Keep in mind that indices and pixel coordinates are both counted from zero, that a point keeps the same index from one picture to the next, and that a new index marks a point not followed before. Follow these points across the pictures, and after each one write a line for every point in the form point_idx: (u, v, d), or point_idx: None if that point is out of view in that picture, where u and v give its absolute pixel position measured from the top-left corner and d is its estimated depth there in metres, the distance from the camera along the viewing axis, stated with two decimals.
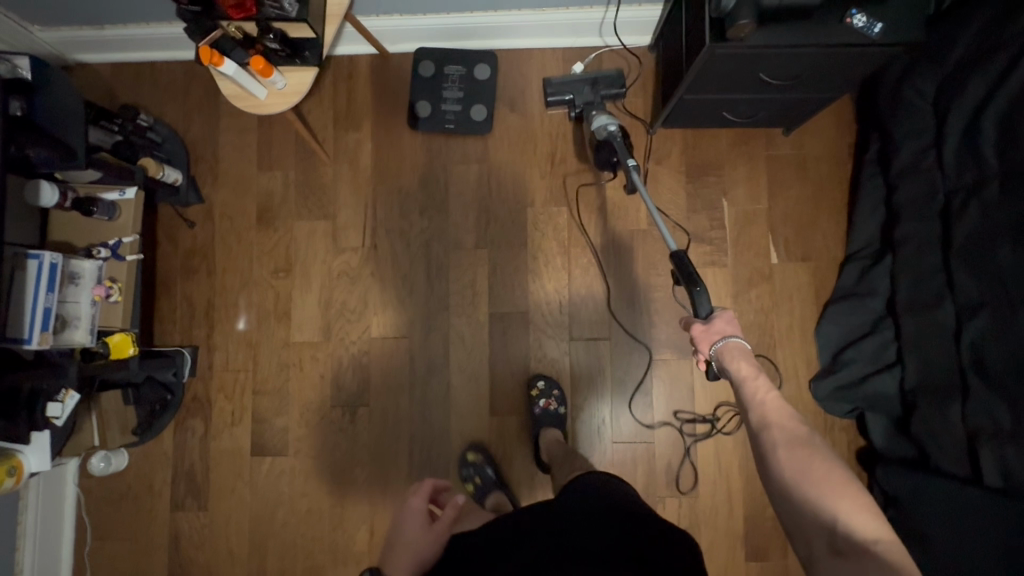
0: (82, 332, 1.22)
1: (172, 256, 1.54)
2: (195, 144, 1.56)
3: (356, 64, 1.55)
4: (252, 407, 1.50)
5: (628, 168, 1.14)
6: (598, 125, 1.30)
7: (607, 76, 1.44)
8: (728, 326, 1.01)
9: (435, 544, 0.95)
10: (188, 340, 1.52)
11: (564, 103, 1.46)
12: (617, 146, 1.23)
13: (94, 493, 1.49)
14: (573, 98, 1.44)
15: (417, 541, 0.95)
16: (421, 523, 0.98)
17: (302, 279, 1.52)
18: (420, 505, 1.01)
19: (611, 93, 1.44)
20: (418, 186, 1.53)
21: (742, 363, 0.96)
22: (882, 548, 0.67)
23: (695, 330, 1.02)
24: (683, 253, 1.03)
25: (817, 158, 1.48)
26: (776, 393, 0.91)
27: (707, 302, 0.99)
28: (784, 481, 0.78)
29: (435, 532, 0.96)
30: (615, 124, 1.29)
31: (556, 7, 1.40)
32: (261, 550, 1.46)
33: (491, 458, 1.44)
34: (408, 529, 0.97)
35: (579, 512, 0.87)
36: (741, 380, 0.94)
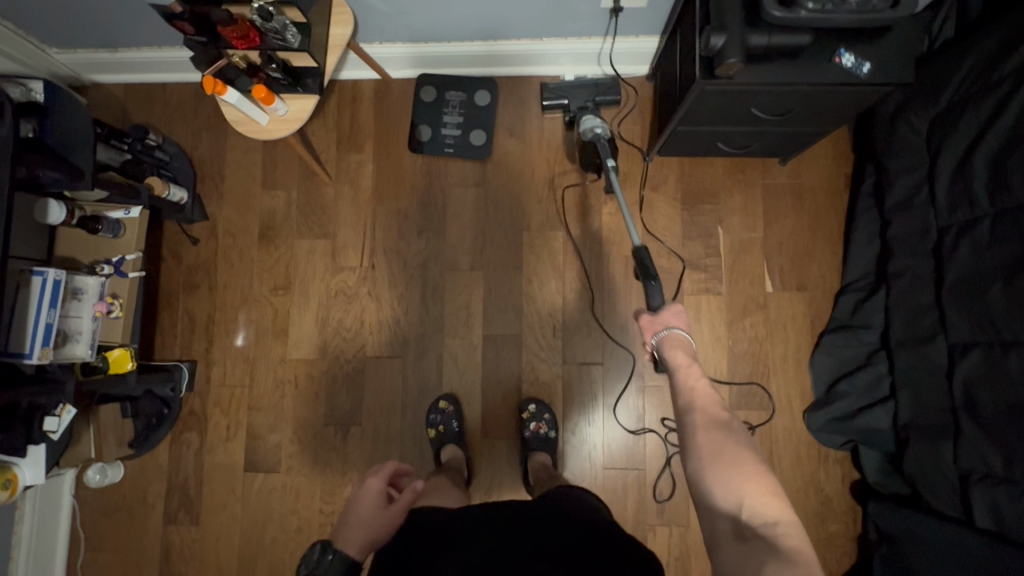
0: (82, 346, 1.25)
1: (174, 271, 1.57)
2: (202, 163, 1.60)
3: (360, 88, 1.59)
4: (247, 422, 1.51)
5: (607, 168, 1.21)
6: (586, 125, 1.29)
7: (606, 82, 1.48)
8: (674, 319, 1.01)
9: (389, 525, 0.94)
10: (187, 354, 1.54)
11: (559, 106, 1.49)
12: (602, 147, 1.26)
13: (89, 504, 1.51)
14: (569, 103, 1.48)
15: (374, 521, 0.93)
16: (378, 503, 0.96)
17: (301, 297, 1.54)
18: (378, 484, 0.99)
19: (606, 99, 1.48)
20: (417, 207, 1.55)
21: (680, 353, 0.94)
22: (780, 531, 0.62)
23: (644, 321, 1.04)
24: (644, 249, 1.10)
25: (814, 188, 1.48)
26: (707, 380, 0.88)
27: (659, 293, 1.06)
28: (697, 461, 0.74)
29: (392, 514, 0.95)
30: (602, 127, 1.28)
31: (554, 37, 1.43)
32: (250, 567, 1.46)
33: (461, 415, 1.46)
34: (364, 508, 0.96)
35: (547, 518, 0.91)
36: (676, 367, 0.92)
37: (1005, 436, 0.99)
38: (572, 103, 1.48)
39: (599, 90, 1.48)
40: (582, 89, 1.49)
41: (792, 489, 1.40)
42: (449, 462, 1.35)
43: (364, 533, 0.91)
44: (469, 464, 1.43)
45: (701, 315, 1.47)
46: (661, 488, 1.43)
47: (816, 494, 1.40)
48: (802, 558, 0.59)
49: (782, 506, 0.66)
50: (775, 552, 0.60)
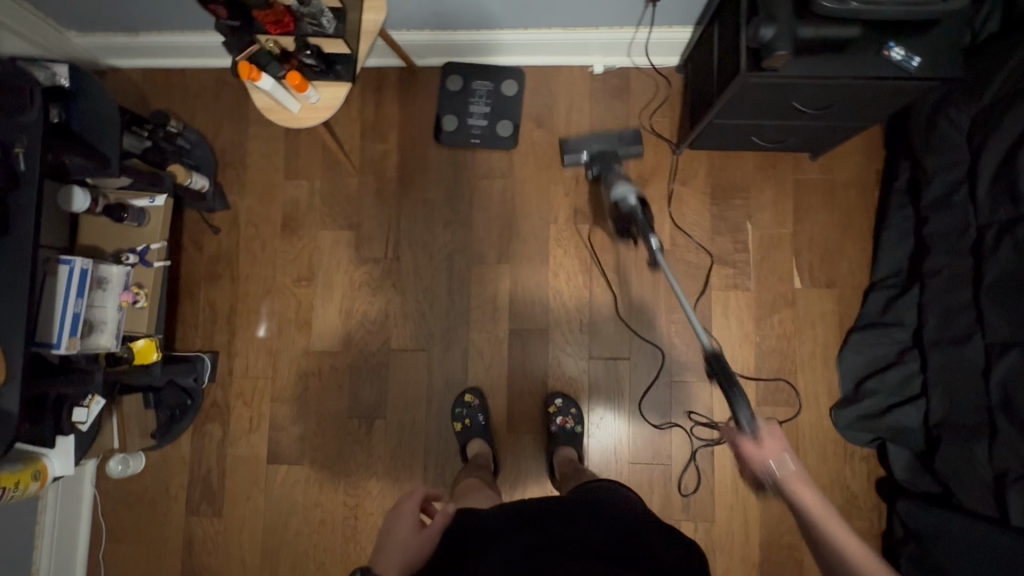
0: (108, 336, 1.23)
1: (196, 260, 1.55)
2: (223, 151, 1.57)
3: (384, 76, 1.56)
4: (269, 414, 1.50)
5: (654, 250, 1.16)
6: (618, 195, 1.27)
7: (625, 135, 1.50)
8: (778, 442, 0.90)
9: (426, 548, 0.84)
10: (209, 344, 1.53)
11: (581, 159, 1.48)
12: (639, 219, 1.23)
13: (111, 495, 1.50)
14: (591, 156, 1.47)
15: (407, 546, 0.83)
16: (411, 527, 0.85)
17: (324, 289, 1.53)
18: (412, 508, 0.88)
19: (628, 151, 1.48)
20: (442, 199, 1.53)
21: (806, 492, 0.84)
22: None
23: (747, 452, 0.90)
24: (720, 355, 1.00)
25: (844, 184, 1.47)
26: (847, 523, 0.81)
27: (749, 409, 0.93)
28: None
29: (426, 538, 0.84)
30: (634, 194, 1.26)
31: (586, 27, 1.41)
32: (273, 559, 1.46)
33: (487, 407, 1.46)
34: (397, 532, 0.85)
35: (591, 518, 0.88)
36: (810, 512, 0.82)
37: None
38: (594, 160, 1.46)
39: (621, 143, 1.49)
40: (603, 143, 1.49)
41: (818, 485, 1.41)
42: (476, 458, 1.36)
43: (399, 556, 0.82)
44: (496, 456, 1.43)
45: (729, 311, 1.46)
46: (686, 482, 1.43)
47: (842, 490, 1.40)
48: None
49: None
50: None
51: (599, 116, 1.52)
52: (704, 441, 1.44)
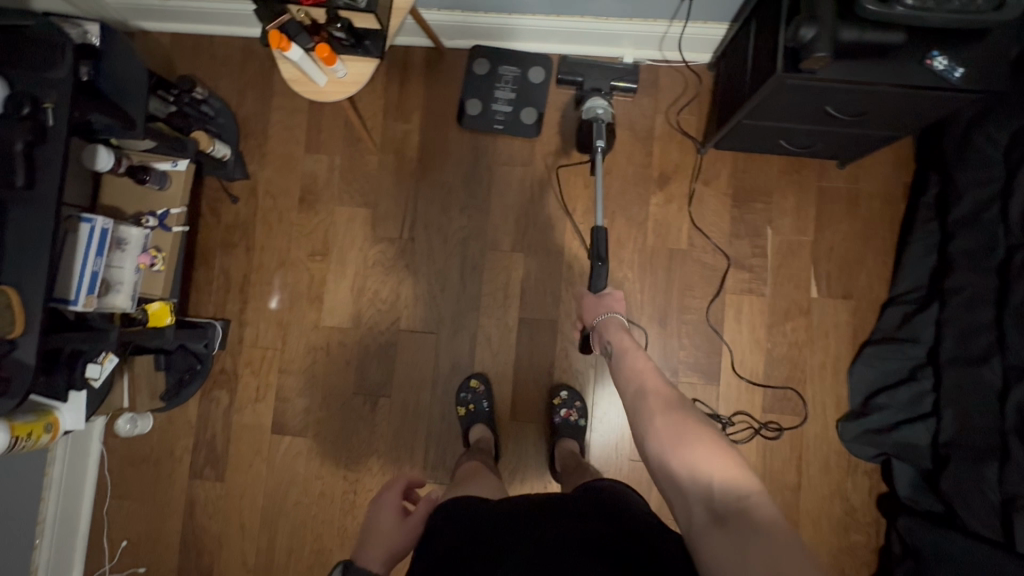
0: (123, 297, 1.25)
1: (212, 228, 1.56)
2: (246, 120, 1.57)
3: (411, 56, 1.55)
4: (276, 384, 1.52)
5: (593, 152, 1.28)
6: (588, 105, 1.34)
7: (625, 65, 1.44)
8: (615, 303, 1.12)
9: (411, 535, 0.92)
10: (221, 312, 1.54)
11: (574, 83, 1.46)
12: (596, 130, 1.31)
13: (117, 452, 1.52)
14: (583, 80, 1.44)
15: (393, 535, 0.91)
16: (396, 515, 0.94)
17: (337, 264, 1.53)
18: (394, 499, 0.96)
19: (623, 86, 1.45)
20: (460, 182, 1.53)
21: (624, 339, 1.02)
22: (752, 502, 0.67)
23: (589, 301, 1.15)
24: (601, 233, 1.19)
25: (870, 194, 1.44)
26: (651, 362, 0.95)
27: (603, 277, 1.18)
28: (658, 445, 0.79)
29: (412, 525, 0.93)
30: (604, 108, 1.33)
31: (619, 18, 1.38)
32: (272, 528, 1.48)
33: (491, 394, 1.46)
34: (383, 521, 0.93)
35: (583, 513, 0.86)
36: (623, 352, 0.99)
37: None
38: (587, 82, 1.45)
39: (619, 73, 1.44)
40: (600, 68, 1.45)
41: (819, 496, 1.40)
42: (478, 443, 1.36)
43: (385, 547, 0.90)
44: (498, 441, 1.44)
45: (742, 316, 1.45)
46: None
47: (842, 503, 1.39)
48: (774, 532, 0.64)
49: (744, 474, 0.70)
50: (757, 531, 0.64)
51: (625, 110, 1.50)
52: None
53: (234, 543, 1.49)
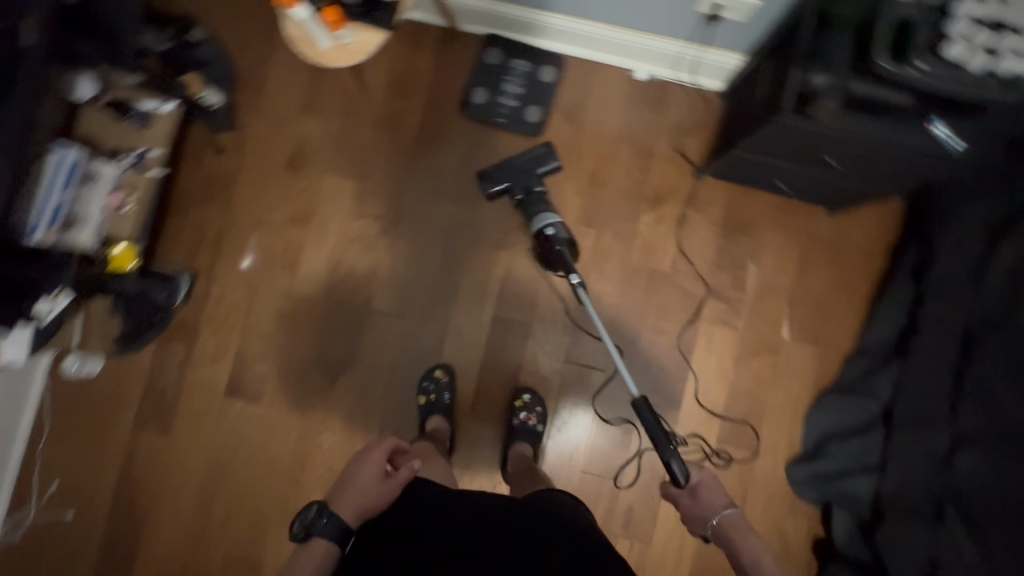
0: (87, 234, 1.21)
1: (192, 176, 1.50)
2: (244, 70, 1.51)
3: (425, 33, 1.51)
4: (237, 346, 1.48)
5: (575, 288, 1.23)
6: (540, 222, 1.30)
7: (540, 153, 1.43)
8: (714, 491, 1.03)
9: (387, 497, 0.93)
10: (190, 264, 1.49)
11: (504, 189, 1.40)
12: (561, 249, 1.28)
13: (61, 391, 1.47)
14: (512, 186, 1.39)
15: (370, 492, 0.92)
16: (377, 475, 0.94)
17: (317, 233, 1.50)
18: (380, 458, 0.96)
19: (549, 168, 1.42)
20: (454, 170, 1.50)
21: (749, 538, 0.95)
22: None
23: (686, 499, 1.05)
24: (645, 406, 1.12)
25: (853, 246, 1.46)
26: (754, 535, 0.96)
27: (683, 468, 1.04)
28: None
29: (389, 488, 0.94)
30: (554, 224, 1.29)
31: (638, 31, 1.36)
32: (211, 490, 1.45)
33: (454, 388, 1.45)
34: (362, 477, 0.93)
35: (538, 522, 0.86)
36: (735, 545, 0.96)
37: (1002, 543, 1.01)
38: (513, 186, 1.39)
39: (538, 161, 1.42)
40: (519, 166, 1.41)
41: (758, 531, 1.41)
42: (432, 433, 1.36)
43: (358, 501, 0.91)
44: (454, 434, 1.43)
45: (712, 346, 1.46)
46: (624, 475, 1.44)
47: (779, 542, 1.41)
48: None
49: None
50: None
51: (629, 124, 1.49)
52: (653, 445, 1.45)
53: (171, 499, 1.45)
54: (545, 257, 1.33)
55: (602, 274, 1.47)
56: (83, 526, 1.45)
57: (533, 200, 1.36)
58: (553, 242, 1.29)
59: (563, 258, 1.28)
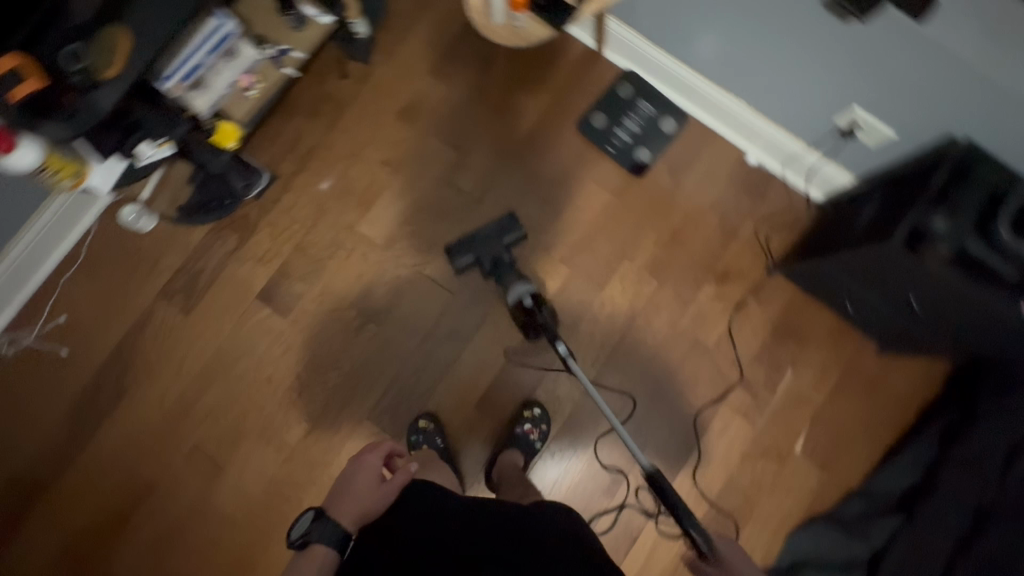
0: (204, 100, 1.23)
1: (308, 88, 1.54)
2: (395, 15, 1.57)
3: (570, 45, 1.57)
4: (285, 257, 1.49)
5: (567, 356, 1.26)
6: (514, 292, 1.32)
7: (504, 224, 1.47)
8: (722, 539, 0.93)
9: (383, 501, 0.94)
10: (273, 166, 1.51)
11: (472, 263, 1.45)
12: (540, 316, 1.31)
13: (104, 234, 1.47)
14: (479, 260, 1.43)
15: (366, 496, 0.93)
16: (373, 480, 0.95)
17: (401, 184, 1.53)
18: (376, 461, 0.97)
19: (513, 237, 1.45)
20: (549, 178, 1.54)
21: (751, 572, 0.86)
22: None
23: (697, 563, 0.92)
24: (660, 476, 1.12)
25: (891, 391, 1.47)
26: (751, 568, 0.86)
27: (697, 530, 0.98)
28: None
29: (387, 491, 0.95)
30: (529, 292, 1.32)
31: (769, 120, 1.41)
32: (207, 381, 1.46)
33: (444, 431, 1.44)
34: (359, 481, 0.95)
35: (541, 531, 0.88)
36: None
37: None
38: (478, 256, 1.43)
39: (502, 233, 1.46)
40: (484, 241, 1.44)
41: None
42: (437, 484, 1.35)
43: (357, 507, 0.92)
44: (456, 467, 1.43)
45: (724, 433, 1.46)
46: (599, 522, 1.43)
47: None
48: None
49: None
50: None
51: (725, 199, 1.53)
52: (637, 504, 1.43)
53: (166, 375, 1.46)
54: (526, 323, 1.36)
55: (646, 324, 1.49)
56: (76, 369, 1.45)
57: (503, 274, 1.40)
58: (533, 312, 1.32)
59: (545, 322, 1.31)
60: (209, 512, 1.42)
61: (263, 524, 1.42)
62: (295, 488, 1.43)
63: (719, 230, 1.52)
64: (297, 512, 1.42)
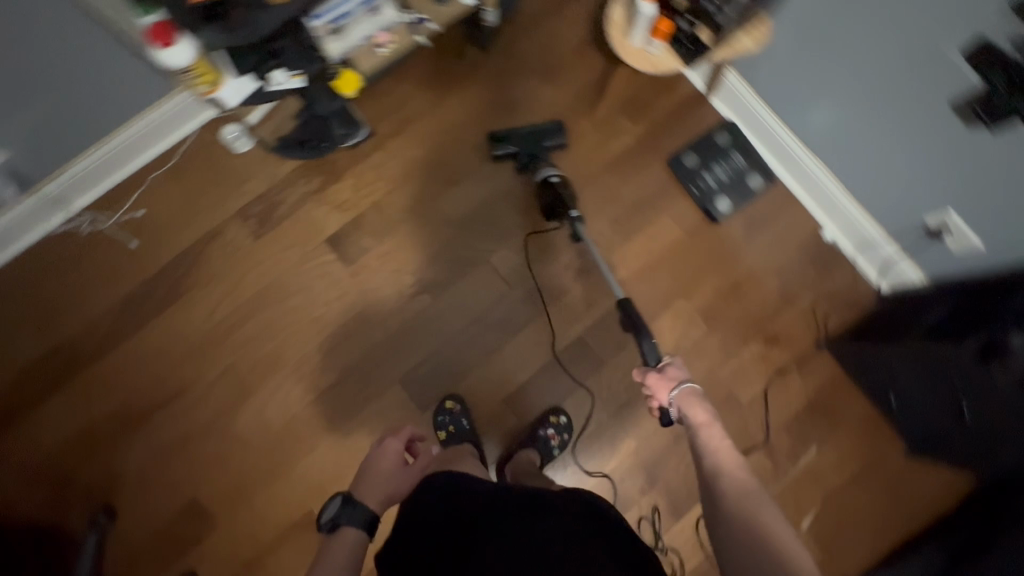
0: (338, 46, 1.28)
1: (425, 60, 1.60)
2: (523, 14, 1.63)
3: (680, 82, 1.61)
4: (361, 210, 1.54)
5: (576, 219, 1.42)
6: (542, 173, 1.46)
7: (549, 128, 1.56)
8: (678, 371, 1.18)
9: (408, 482, 1.10)
10: (373, 123, 1.56)
11: (510, 154, 1.55)
12: (562, 192, 1.43)
13: (200, 145, 1.53)
14: (519, 151, 1.54)
15: (391, 478, 1.08)
16: (396, 463, 1.11)
17: (487, 170, 1.57)
18: (396, 447, 1.13)
19: (556, 142, 1.56)
20: (627, 201, 1.57)
21: (700, 412, 1.08)
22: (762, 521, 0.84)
23: (652, 376, 1.17)
24: (630, 306, 1.37)
25: (908, 495, 1.47)
26: (727, 440, 1.02)
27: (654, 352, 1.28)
28: (730, 497, 0.90)
29: (410, 472, 1.11)
30: (556, 175, 1.45)
31: (857, 203, 1.44)
32: (257, 307, 1.50)
33: (469, 415, 1.47)
34: (385, 464, 1.10)
35: (556, 517, 0.89)
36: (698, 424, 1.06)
37: None
38: (519, 150, 1.54)
39: (544, 135, 1.56)
40: (526, 135, 1.55)
41: None
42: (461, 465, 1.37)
43: (385, 488, 1.07)
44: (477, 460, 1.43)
45: None
46: None
47: None
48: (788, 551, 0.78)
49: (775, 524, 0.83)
50: None
51: (792, 267, 1.55)
52: None
53: (221, 291, 1.50)
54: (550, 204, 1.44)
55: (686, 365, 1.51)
56: (139, 262, 1.49)
57: (536, 167, 1.52)
58: (554, 187, 1.43)
59: (565, 198, 1.43)
60: (225, 431, 1.45)
61: (273, 457, 1.45)
62: (313, 431, 1.46)
63: (779, 295, 1.54)
64: (309, 454, 1.45)
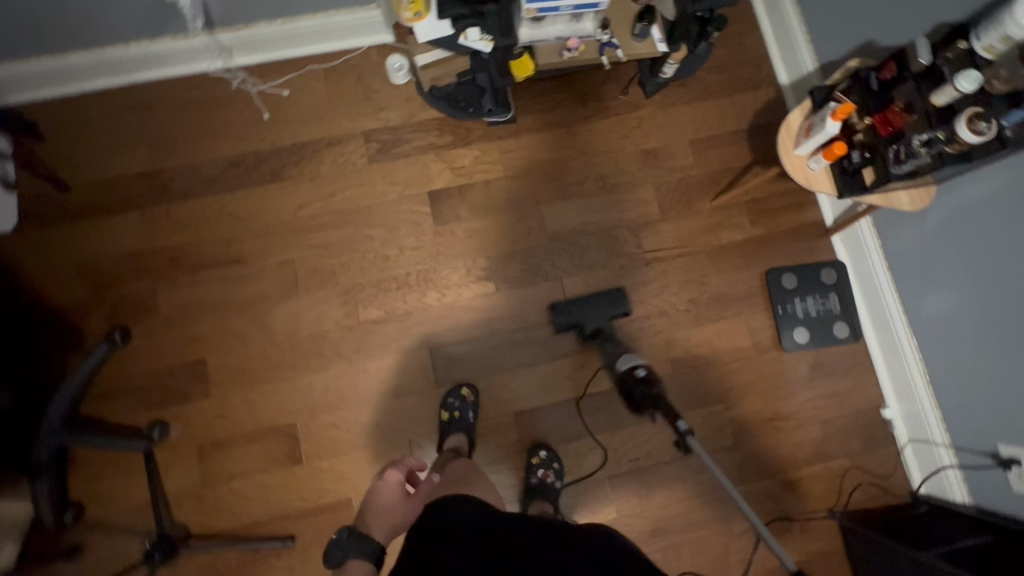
0: (529, 32, 1.33)
1: (591, 80, 1.64)
2: (696, 80, 1.66)
3: (810, 206, 1.61)
4: (471, 182, 1.58)
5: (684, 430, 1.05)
6: (627, 363, 1.32)
7: (614, 294, 1.52)
8: None
9: (411, 514, 1.18)
10: (519, 112, 1.61)
11: (574, 326, 1.50)
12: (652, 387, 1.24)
13: (363, 60, 1.60)
14: (583, 323, 1.49)
15: (394, 512, 1.19)
16: (398, 496, 1.20)
17: (600, 201, 1.59)
18: (395, 481, 1.20)
19: (619, 316, 1.52)
20: (713, 291, 1.56)
21: None
22: None
23: None
24: None
25: None
26: None
27: None
28: None
29: (412, 505, 1.19)
30: (644, 367, 1.30)
31: (931, 397, 1.40)
32: (341, 222, 1.54)
33: (477, 410, 1.46)
34: (387, 498, 1.19)
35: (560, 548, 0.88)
36: None
37: None
38: (586, 321, 1.49)
39: (612, 305, 1.51)
40: (592, 307, 1.50)
41: None
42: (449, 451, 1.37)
43: (388, 521, 1.18)
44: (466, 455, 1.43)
45: None
46: None
47: None
48: None
49: None
50: None
51: (839, 425, 1.51)
52: None
53: (317, 192, 1.55)
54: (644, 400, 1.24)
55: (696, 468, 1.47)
56: (261, 135, 1.57)
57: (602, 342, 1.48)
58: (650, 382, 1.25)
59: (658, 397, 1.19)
60: (258, 315, 1.49)
61: (287, 360, 1.47)
62: (334, 353, 1.48)
63: (815, 445, 1.50)
64: (319, 372, 1.47)
